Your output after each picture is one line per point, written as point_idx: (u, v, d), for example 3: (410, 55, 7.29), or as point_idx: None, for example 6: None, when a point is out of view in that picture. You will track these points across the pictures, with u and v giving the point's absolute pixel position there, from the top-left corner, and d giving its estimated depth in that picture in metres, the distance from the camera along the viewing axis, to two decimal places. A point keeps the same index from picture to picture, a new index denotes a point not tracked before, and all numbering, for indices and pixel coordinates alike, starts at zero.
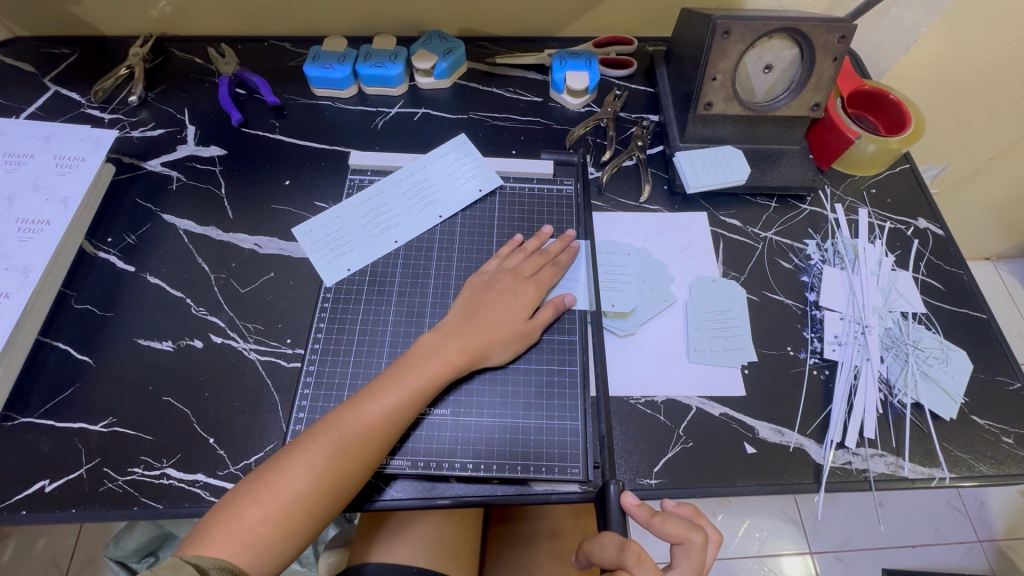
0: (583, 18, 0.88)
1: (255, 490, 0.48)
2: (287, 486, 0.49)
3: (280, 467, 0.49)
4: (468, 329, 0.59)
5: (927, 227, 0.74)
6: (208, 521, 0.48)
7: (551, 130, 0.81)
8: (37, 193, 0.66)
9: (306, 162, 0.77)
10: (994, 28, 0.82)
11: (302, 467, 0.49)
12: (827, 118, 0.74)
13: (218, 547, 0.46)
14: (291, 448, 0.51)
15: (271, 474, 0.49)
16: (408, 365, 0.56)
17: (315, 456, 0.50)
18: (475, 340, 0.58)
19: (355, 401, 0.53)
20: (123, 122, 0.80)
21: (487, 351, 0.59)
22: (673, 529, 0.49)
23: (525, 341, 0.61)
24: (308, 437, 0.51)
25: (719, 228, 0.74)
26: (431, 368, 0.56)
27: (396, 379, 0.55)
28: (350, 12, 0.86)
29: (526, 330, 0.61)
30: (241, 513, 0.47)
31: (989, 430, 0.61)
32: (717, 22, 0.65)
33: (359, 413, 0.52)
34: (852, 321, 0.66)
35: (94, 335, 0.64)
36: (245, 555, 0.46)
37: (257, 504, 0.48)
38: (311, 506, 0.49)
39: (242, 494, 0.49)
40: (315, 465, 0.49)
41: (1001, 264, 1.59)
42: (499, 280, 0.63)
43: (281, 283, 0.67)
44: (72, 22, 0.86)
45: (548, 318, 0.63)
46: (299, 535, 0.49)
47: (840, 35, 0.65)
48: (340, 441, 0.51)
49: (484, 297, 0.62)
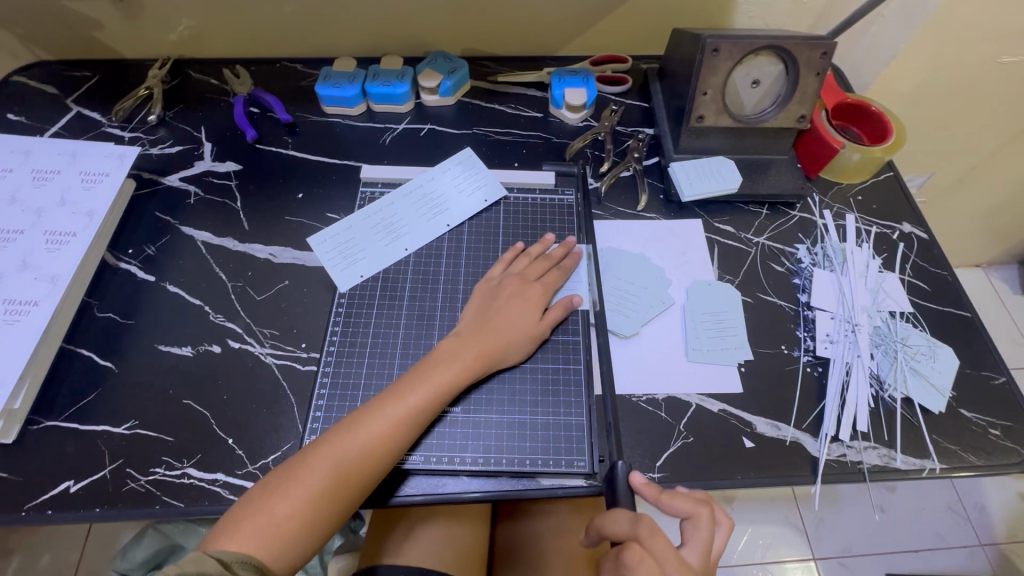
0: (580, 38, 0.93)
1: (280, 485, 0.51)
2: (312, 483, 0.51)
3: (306, 464, 0.52)
4: (482, 334, 0.62)
5: (911, 231, 0.78)
6: (234, 516, 0.49)
7: (552, 144, 0.85)
8: (64, 207, 0.69)
9: (318, 176, 0.81)
10: (968, 43, 0.87)
11: (327, 465, 0.51)
12: (813, 129, 0.78)
13: (245, 541, 0.48)
14: (314, 447, 0.53)
15: (296, 471, 0.51)
16: (427, 368, 0.58)
17: (339, 454, 0.52)
18: (491, 345, 0.61)
19: (378, 403, 0.56)
20: (142, 140, 0.84)
21: (501, 355, 0.61)
22: (681, 503, 0.51)
23: (535, 341, 0.64)
24: (331, 436, 0.53)
25: (713, 235, 0.77)
26: (448, 370, 0.58)
27: (416, 381, 0.57)
28: (359, 35, 0.91)
29: (536, 332, 0.64)
30: (267, 508, 0.49)
31: (976, 422, 0.64)
32: (705, 41, 0.70)
33: (382, 414, 0.55)
34: (843, 320, 0.69)
35: (116, 341, 0.67)
36: (271, 549, 0.48)
37: (283, 499, 0.50)
38: (334, 502, 0.51)
39: (267, 489, 0.51)
40: (339, 462, 0.52)
41: (991, 271, 1.62)
42: (506, 285, 0.66)
43: (295, 290, 0.70)
44: (94, 46, 0.91)
45: (558, 317, 0.65)
46: (321, 529, 0.51)
47: (822, 51, 0.70)
48: (363, 440, 0.53)
49: (495, 302, 0.65)
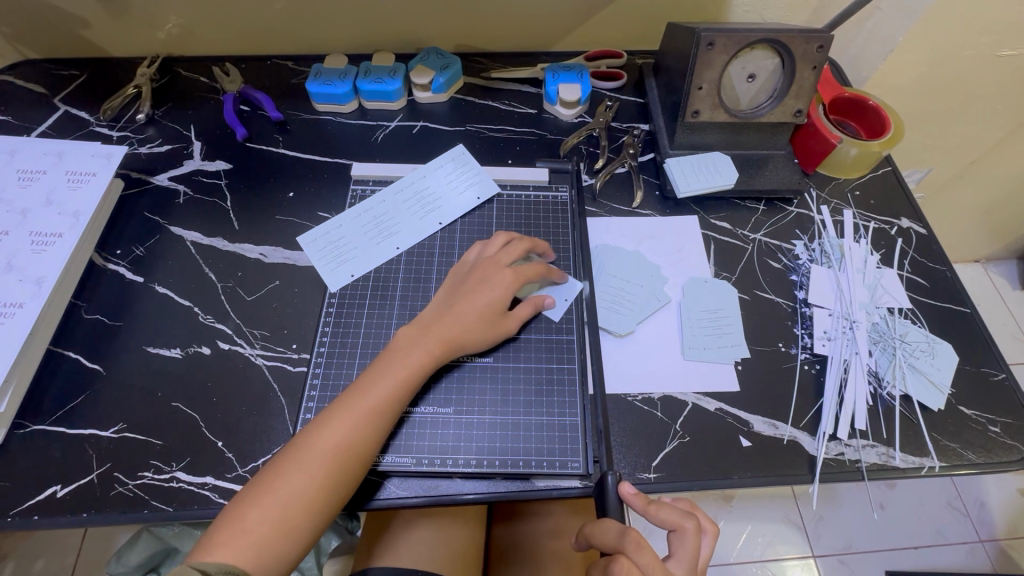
0: (574, 33, 0.92)
1: (255, 493, 0.50)
2: (285, 488, 0.50)
3: (278, 471, 0.51)
4: (444, 320, 0.60)
5: (910, 226, 0.77)
6: (212, 529, 0.49)
7: (546, 140, 0.84)
8: (50, 207, 0.68)
9: (309, 174, 0.80)
10: (967, 36, 0.86)
11: (299, 469, 0.51)
12: (810, 124, 0.77)
13: (223, 553, 0.47)
14: (286, 453, 0.52)
15: (270, 479, 0.51)
16: (389, 361, 0.57)
17: (309, 456, 0.51)
18: (452, 331, 0.60)
19: (342, 401, 0.55)
20: (131, 139, 0.83)
21: (464, 340, 0.60)
22: (668, 516, 0.51)
23: (504, 330, 0.62)
24: (300, 440, 0.53)
25: (709, 231, 0.76)
26: (410, 360, 0.57)
27: (379, 375, 0.56)
28: (350, 32, 0.90)
29: (503, 318, 0.62)
30: (243, 517, 0.49)
31: (976, 419, 0.63)
32: (700, 35, 0.69)
33: (348, 412, 0.54)
34: (841, 317, 0.68)
35: (104, 344, 0.66)
36: (248, 559, 0.47)
37: (257, 507, 0.49)
38: (310, 505, 0.50)
39: (243, 499, 0.50)
40: (311, 465, 0.51)
41: (990, 266, 1.62)
42: (474, 272, 0.64)
43: (286, 290, 0.69)
44: (81, 44, 0.89)
45: (527, 314, 0.64)
46: (301, 534, 0.50)
47: (819, 44, 0.69)
48: (331, 440, 0.52)
49: (461, 287, 0.63)
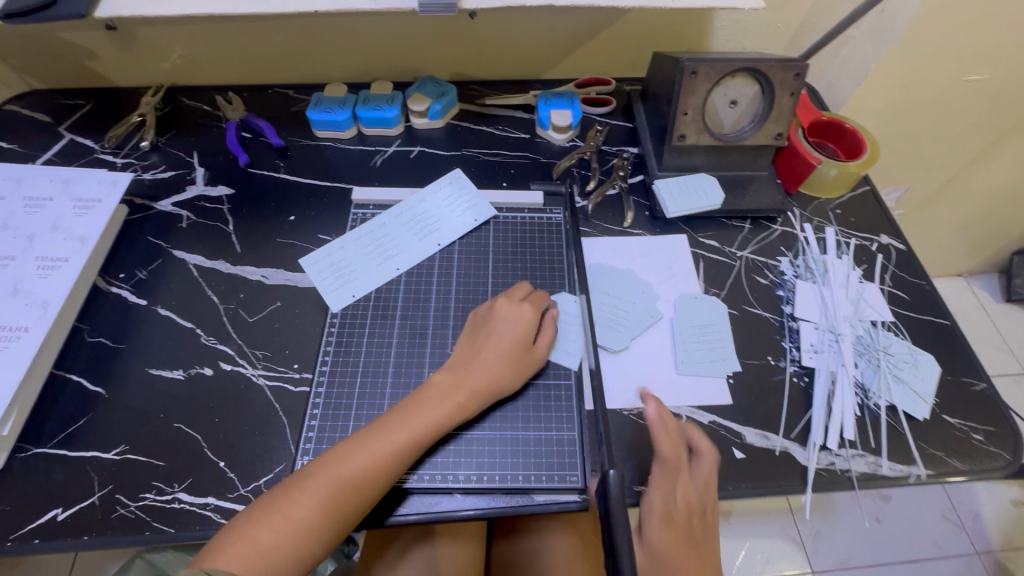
0: (564, 62, 0.96)
1: (265, 515, 0.50)
2: (299, 512, 0.50)
3: (292, 493, 0.51)
4: (474, 369, 0.61)
5: (889, 242, 0.80)
6: (221, 539, 0.50)
7: (539, 163, 0.87)
8: (56, 233, 0.70)
9: (310, 199, 0.82)
10: (936, 63, 0.90)
11: (312, 495, 0.51)
12: (791, 146, 0.81)
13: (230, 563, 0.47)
14: (301, 477, 0.53)
15: (283, 502, 0.51)
16: (416, 406, 0.58)
17: (325, 486, 0.52)
18: (484, 380, 0.60)
19: (367, 436, 0.55)
20: (135, 165, 0.85)
21: (494, 388, 0.61)
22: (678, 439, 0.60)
23: (531, 370, 0.63)
24: (317, 467, 0.53)
25: (698, 249, 0.79)
26: (441, 407, 0.58)
27: (406, 418, 0.57)
28: (349, 62, 0.93)
29: (530, 357, 0.63)
30: (253, 533, 0.49)
31: (960, 428, 0.65)
32: (684, 64, 0.73)
33: (372, 449, 0.54)
34: (826, 330, 0.71)
35: (106, 366, 0.66)
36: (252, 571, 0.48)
37: (267, 528, 0.50)
38: (317, 532, 0.51)
39: (252, 516, 0.50)
40: (329, 494, 0.52)
41: (973, 280, 1.66)
42: (496, 312, 0.65)
43: (287, 312, 0.71)
44: (87, 74, 0.92)
45: (550, 336, 0.65)
46: (306, 556, 0.50)
47: (795, 72, 0.73)
48: (348, 473, 0.53)
49: (485, 328, 0.64)
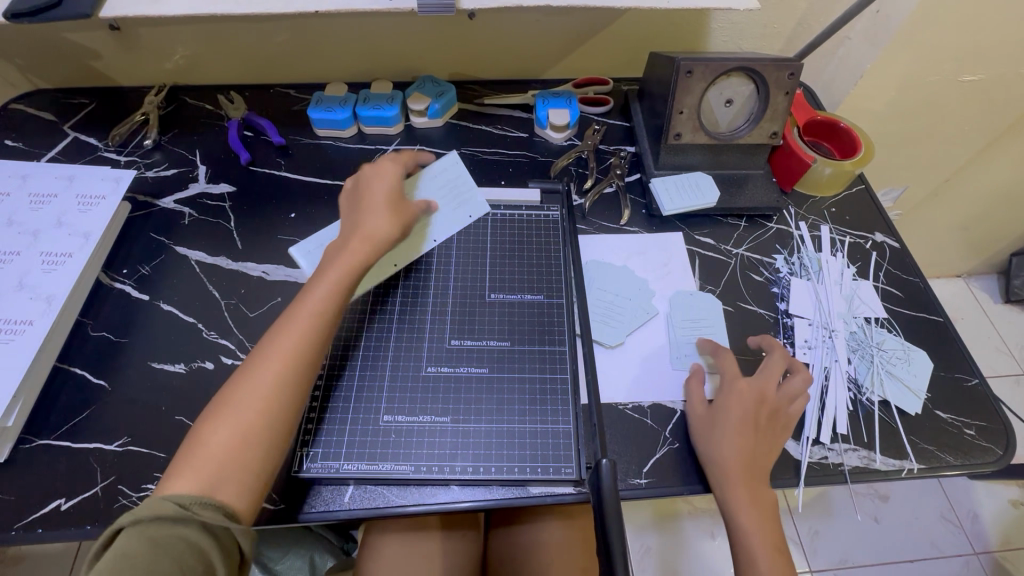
0: (563, 63, 0.97)
1: (201, 431, 0.52)
2: (237, 414, 0.52)
3: (223, 403, 0.53)
4: (337, 243, 0.65)
5: (883, 240, 0.81)
6: (173, 467, 0.50)
7: (537, 162, 0.88)
8: (60, 229, 0.71)
9: (311, 196, 0.83)
10: (931, 64, 0.91)
11: (244, 393, 0.53)
12: (786, 145, 0.82)
13: (185, 481, 0.49)
14: (227, 388, 0.54)
15: (214, 415, 0.53)
16: (312, 285, 0.61)
17: (252, 382, 0.54)
18: (365, 231, 0.66)
19: (276, 332, 0.58)
20: (138, 163, 0.86)
21: (383, 233, 0.66)
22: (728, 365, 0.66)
23: (404, 214, 0.69)
24: (240, 374, 0.55)
25: (694, 247, 0.80)
26: (337, 259, 0.63)
27: (306, 298, 0.60)
28: (350, 63, 0.94)
29: (400, 206, 0.70)
30: (199, 446, 0.51)
31: (952, 423, 0.66)
32: (680, 64, 0.74)
33: (287, 334, 0.57)
34: (820, 326, 0.72)
35: (109, 359, 0.67)
36: (211, 479, 0.49)
37: (207, 439, 0.51)
38: (261, 426, 0.52)
39: (194, 440, 0.52)
40: (260, 381, 0.54)
41: (972, 281, 1.67)
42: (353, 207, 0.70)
43: (287, 307, 0.72)
44: (91, 74, 0.93)
45: (418, 208, 0.72)
46: (263, 452, 0.52)
47: (790, 72, 0.74)
48: (270, 365, 0.55)
49: (351, 215, 0.68)
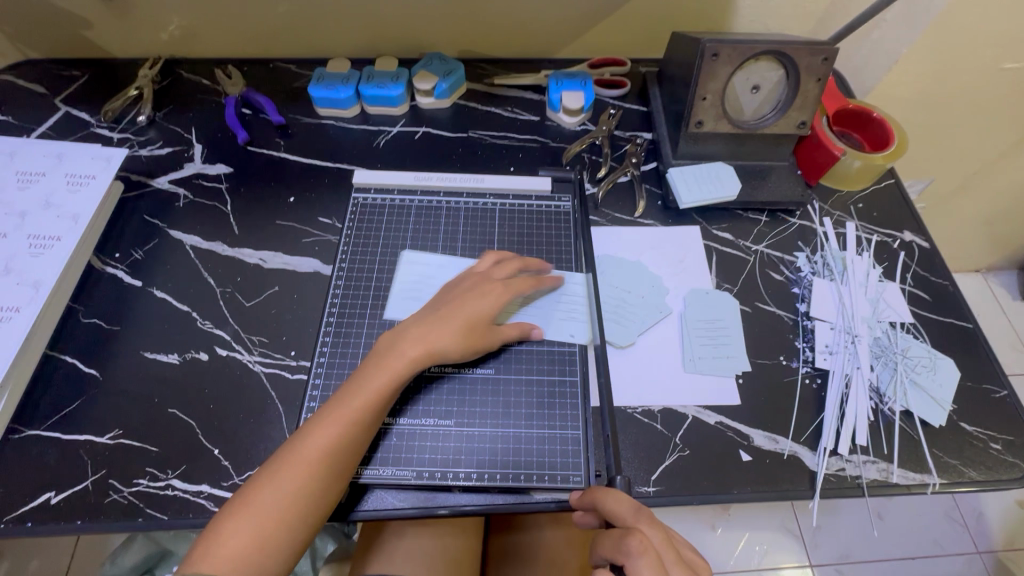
0: (578, 41, 0.92)
1: (235, 508, 0.50)
2: (263, 506, 0.50)
3: (256, 486, 0.51)
4: (428, 327, 0.59)
5: (912, 239, 0.77)
6: (198, 541, 0.49)
7: (548, 147, 0.84)
8: (49, 210, 0.68)
9: (311, 180, 0.79)
10: (973, 48, 0.85)
11: (276, 482, 0.50)
12: (814, 135, 0.77)
13: (203, 565, 0.47)
14: (268, 467, 0.52)
15: (247, 492, 0.51)
16: (370, 368, 0.57)
17: (286, 470, 0.51)
18: (434, 335, 0.59)
19: (322, 413, 0.54)
20: (131, 141, 0.82)
21: (446, 349, 0.59)
22: (616, 504, 0.50)
23: (486, 339, 0.61)
24: (282, 453, 0.52)
25: (712, 242, 0.76)
26: (409, 350, 0.58)
27: (350, 389, 0.55)
28: (353, 37, 0.89)
29: (487, 331, 0.61)
30: (224, 530, 0.49)
31: (977, 436, 0.63)
32: (705, 46, 0.68)
33: (325, 425, 0.53)
34: (843, 331, 0.68)
35: (100, 348, 0.65)
36: (227, 570, 0.47)
37: (232, 521, 0.49)
38: (288, 519, 0.50)
39: (221, 515, 0.50)
40: (296, 469, 0.51)
41: (991, 276, 1.61)
42: (465, 285, 0.64)
43: (285, 297, 0.69)
44: (82, 44, 0.89)
45: (511, 335, 0.62)
46: (282, 544, 0.50)
47: (824, 56, 0.69)
48: (311, 449, 0.52)
49: (448, 298, 0.63)
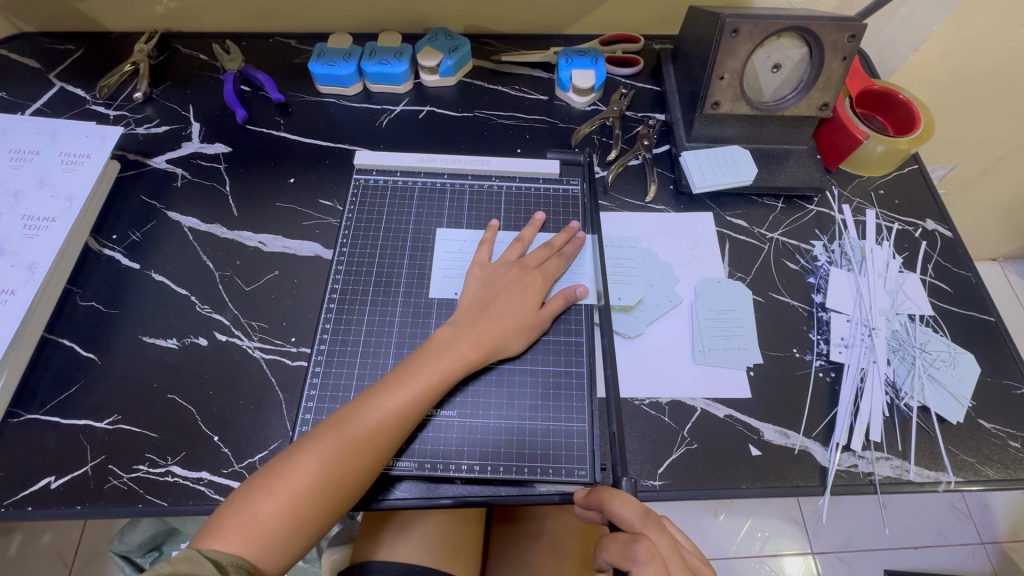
0: (590, 16, 0.88)
1: (265, 484, 0.49)
2: (294, 487, 0.48)
3: (289, 464, 0.49)
4: (480, 323, 0.59)
5: (935, 228, 0.74)
6: (221, 514, 0.48)
7: (557, 129, 0.80)
8: (43, 190, 0.66)
9: (311, 160, 0.77)
10: (1007, 26, 0.81)
11: (312, 462, 0.49)
12: (835, 118, 0.73)
13: (230, 541, 0.46)
14: (301, 445, 0.51)
15: (282, 466, 0.49)
16: (421, 360, 0.56)
17: (324, 451, 0.50)
18: (489, 335, 0.58)
19: (365, 398, 0.53)
20: (127, 118, 0.80)
21: (498, 347, 0.59)
22: (627, 509, 0.49)
23: (534, 331, 0.61)
24: (319, 432, 0.51)
25: (725, 229, 0.73)
26: (464, 347, 0.57)
27: (400, 378, 0.54)
28: (355, 11, 0.86)
29: (536, 320, 0.61)
30: (253, 507, 0.47)
31: (995, 434, 0.61)
32: (725, 21, 0.65)
33: (367, 410, 0.52)
34: (859, 323, 0.66)
35: (98, 331, 0.64)
36: (255, 548, 0.46)
37: (267, 496, 0.48)
38: (318, 502, 0.49)
39: (252, 488, 0.49)
40: (333, 453, 0.50)
41: (1007, 265, 1.58)
42: (505, 274, 0.63)
43: (286, 281, 0.67)
44: (76, 17, 0.86)
45: (557, 308, 0.63)
46: (311, 527, 0.49)
47: (851, 34, 0.65)
48: (351, 433, 0.51)
49: (490, 290, 0.62)
